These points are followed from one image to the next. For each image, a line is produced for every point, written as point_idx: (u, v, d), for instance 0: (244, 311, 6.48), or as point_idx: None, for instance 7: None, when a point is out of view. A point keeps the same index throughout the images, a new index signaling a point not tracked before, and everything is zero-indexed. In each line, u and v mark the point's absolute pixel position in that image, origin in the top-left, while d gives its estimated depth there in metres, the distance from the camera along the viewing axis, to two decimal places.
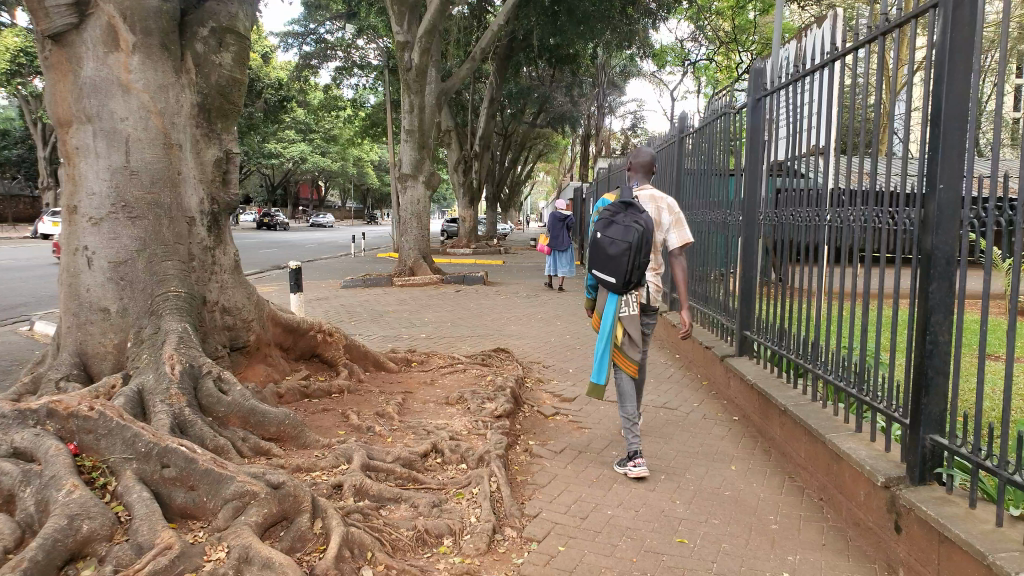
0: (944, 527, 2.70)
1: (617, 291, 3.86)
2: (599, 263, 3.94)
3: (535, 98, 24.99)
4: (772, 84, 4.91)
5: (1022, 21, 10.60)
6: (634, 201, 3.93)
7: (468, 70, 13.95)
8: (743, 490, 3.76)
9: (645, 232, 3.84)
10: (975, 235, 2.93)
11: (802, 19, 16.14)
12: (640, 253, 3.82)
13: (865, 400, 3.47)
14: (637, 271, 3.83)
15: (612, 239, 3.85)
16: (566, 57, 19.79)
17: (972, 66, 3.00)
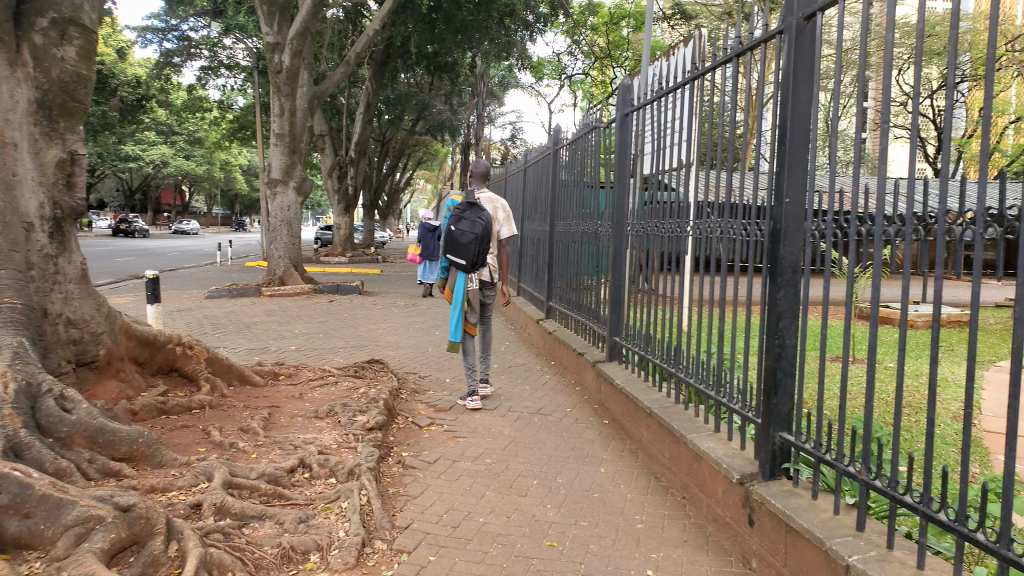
0: (790, 518, 2.91)
1: (467, 270, 5.22)
2: (451, 249, 5.27)
3: (414, 105, 24.95)
4: (638, 100, 5.15)
5: (852, 50, 11.68)
6: (476, 202, 5.34)
7: (342, 74, 13.76)
8: (611, 491, 3.88)
9: (486, 226, 5.28)
10: (817, 245, 3.19)
11: (668, 38, 16.96)
12: (483, 241, 5.23)
13: (722, 401, 3.69)
14: (481, 255, 5.28)
15: (463, 231, 5.22)
16: (446, 65, 19.94)
17: (814, 90, 3.26)
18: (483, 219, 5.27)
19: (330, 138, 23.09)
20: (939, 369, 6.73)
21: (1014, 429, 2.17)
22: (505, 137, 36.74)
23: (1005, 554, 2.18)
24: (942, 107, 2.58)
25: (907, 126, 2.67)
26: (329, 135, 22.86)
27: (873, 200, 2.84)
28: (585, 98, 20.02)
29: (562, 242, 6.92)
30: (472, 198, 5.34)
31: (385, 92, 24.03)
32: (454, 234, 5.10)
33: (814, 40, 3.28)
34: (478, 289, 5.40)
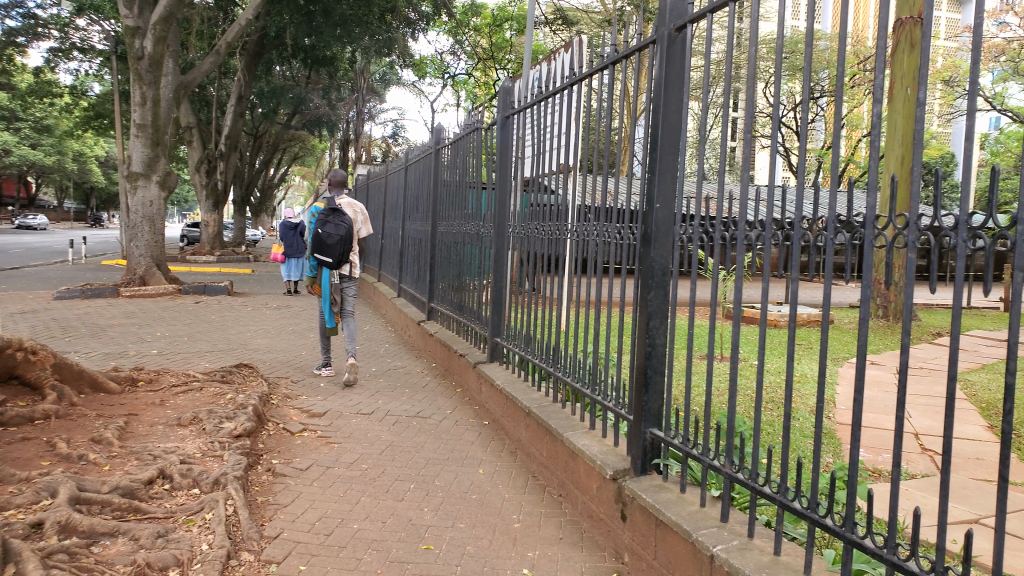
0: (659, 511, 3.01)
1: (333, 267, 5.99)
2: (319, 249, 6.04)
3: (290, 99, 24.18)
4: (519, 103, 5.20)
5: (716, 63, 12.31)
6: (339, 209, 6.11)
7: (212, 64, 13.16)
8: (489, 492, 3.89)
9: (348, 229, 6.05)
10: (686, 249, 3.32)
11: (550, 44, 17.27)
12: (346, 242, 6.01)
13: (597, 399, 3.79)
14: (345, 253, 6.09)
15: (328, 234, 5.99)
16: (325, 60, 19.44)
17: (684, 100, 3.39)
18: (346, 222, 6.08)
19: (196, 130, 22.04)
20: (797, 366, 7.19)
21: (858, 421, 2.33)
22: (388, 136, 36.26)
23: (849, 537, 2.35)
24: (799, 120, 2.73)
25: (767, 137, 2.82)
26: (196, 128, 21.79)
27: (738, 206, 3.00)
28: (469, 99, 20.08)
29: (444, 243, 6.90)
30: (334, 204, 6.12)
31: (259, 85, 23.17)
32: (321, 236, 5.87)
33: (684, 51, 3.42)
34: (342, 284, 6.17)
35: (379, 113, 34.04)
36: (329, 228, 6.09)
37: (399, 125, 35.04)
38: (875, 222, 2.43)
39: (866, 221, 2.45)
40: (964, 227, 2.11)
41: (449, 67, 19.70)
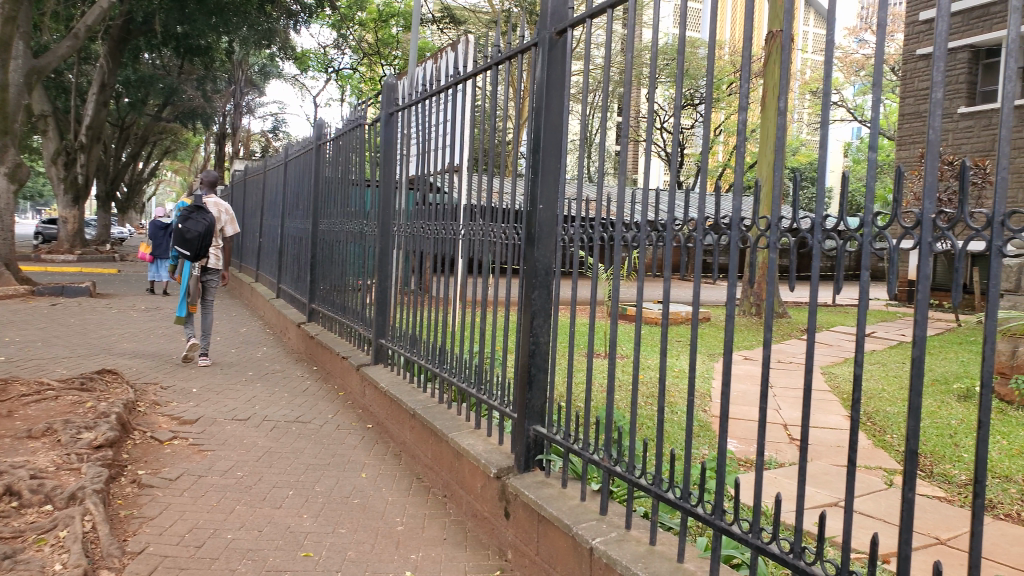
0: (542, 508, 3.05)
1: (191, 259, 6.59)
2: (180, 242, 6.63)
3: (161, 89, 22.90)
4: (404, 100, 5.15)
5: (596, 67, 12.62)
6: (203, 206, 6.70)
7: (70, 48, 12.29)
8: (371, 496, 3.83)
9: (209, 225, 6.65)
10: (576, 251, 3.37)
11: (437, 42, 17.15)
12: (205, 237, 6.62)
13: (483, 399, 3.81)
14: (203, 247, 6.71)
15: (189, 229, 6.58)
16: (199, 49, 18.57)
17: (565, 102, 3.45)
18: (206, 220, 6.68)
19: (52, 118, 20.46)
20: (673, 362, 7.48)
21: (725, 414, 2.44)
22: (268, 130, 35.01)
23: (718, 524, 2.45)
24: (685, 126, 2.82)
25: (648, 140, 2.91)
26: (53, 116, 20.23)
27: (617, 207, 3.08)
28: (355, 94, 19.71)
29: (326, 242, 6.75)
30: (198, 202, 6.70)
31: (125, 72, 21.81)
32: (180, 231, 6.46)
33: (565, 54, 3.48)
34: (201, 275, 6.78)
35: (261, 107, 32.74)
36: (191, 223, 6.68)
37: (282, 119, 33.85)
38: (740, 225, 2.58)
39: (733, 224, 2.59)
40: (819, 229, 2.26)
41: (333, 61, 19.22)
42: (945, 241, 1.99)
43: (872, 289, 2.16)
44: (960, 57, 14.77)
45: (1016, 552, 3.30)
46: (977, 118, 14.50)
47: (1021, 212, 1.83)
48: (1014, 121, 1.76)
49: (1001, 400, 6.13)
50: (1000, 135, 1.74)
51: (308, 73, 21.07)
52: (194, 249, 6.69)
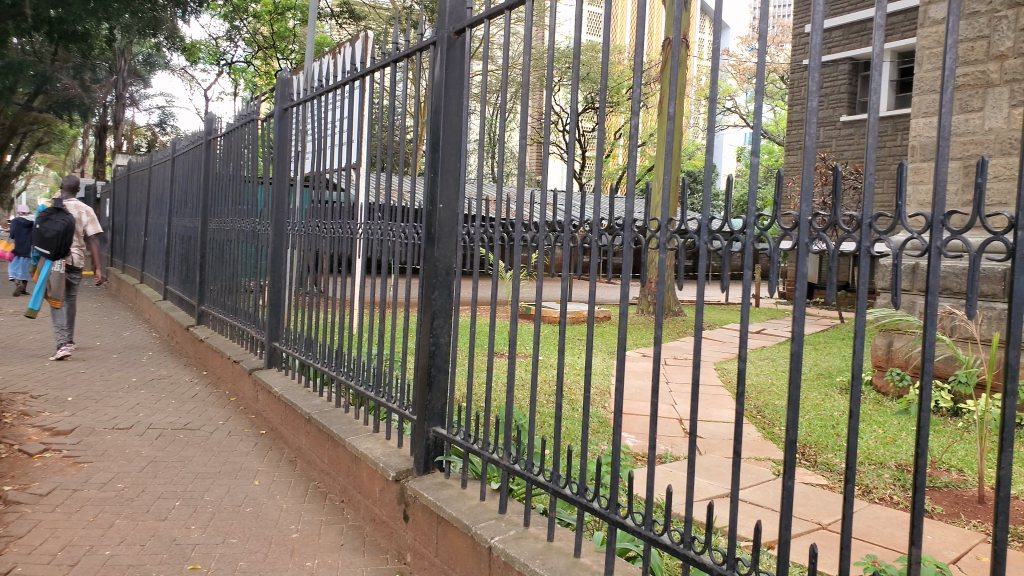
0: (441, 509, 3.03)
1: (51, 258, 6.76)
2: (39, 241, 6.79)
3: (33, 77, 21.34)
4: (299, 96, 5.01)
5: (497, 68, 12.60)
6: (62, 207, 6.88)
7: None
8: (264, 503, 3.70)
9: (69, 225, 6.84)
10: (481, 251, 3.34)
11: (336, 37, 16.75)
12: (65, 236, 6.80)
13: (382, 402, 3.74)
14: (64, 247, 6.87)
15: (48, 228, 6.75)
16: (76, 35, 17.41)
17: (463, 101, 3.44)
18: (66, 220, 6.84)
19: None
20: (571, 360, 7.61)
21: (618, 409, 2.50)
22: (155, 124, 33.28)
23: (613, 517, 2.49)
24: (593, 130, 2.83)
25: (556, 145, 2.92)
26: None
27: (517, 207, 3.09)
28: (249, 88, 18.97)
29: (216, 241, 6.50)
30: (58, 203, 6.88)
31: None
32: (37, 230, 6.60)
33: (464, 55, 3.46)
34: (62, 273, 6.95)
35: (148, 99, 31.11)
36: (51, 223, 6.85)
37: (171, 112, 32.28)
38: (632, 226, 2.64)
39: (626, 225, 2.66)
40: (705, 229, 2.34)
41: (226, 53, 18.44)
42: (819, 242, 2.11)
43: (754, 288, 2.26)
44: (840, 69, 15.60)
45: (887, 532, 3.54)
46: (856, 126, 15.44)
47: (885, 216, 1.95)
48: (879, 131, 1.87)
49: (877, 391, 6.55)
50: (867, 144, 1.86)
51: (199, 65, 20.17)
52: (54, 249, 6.85)
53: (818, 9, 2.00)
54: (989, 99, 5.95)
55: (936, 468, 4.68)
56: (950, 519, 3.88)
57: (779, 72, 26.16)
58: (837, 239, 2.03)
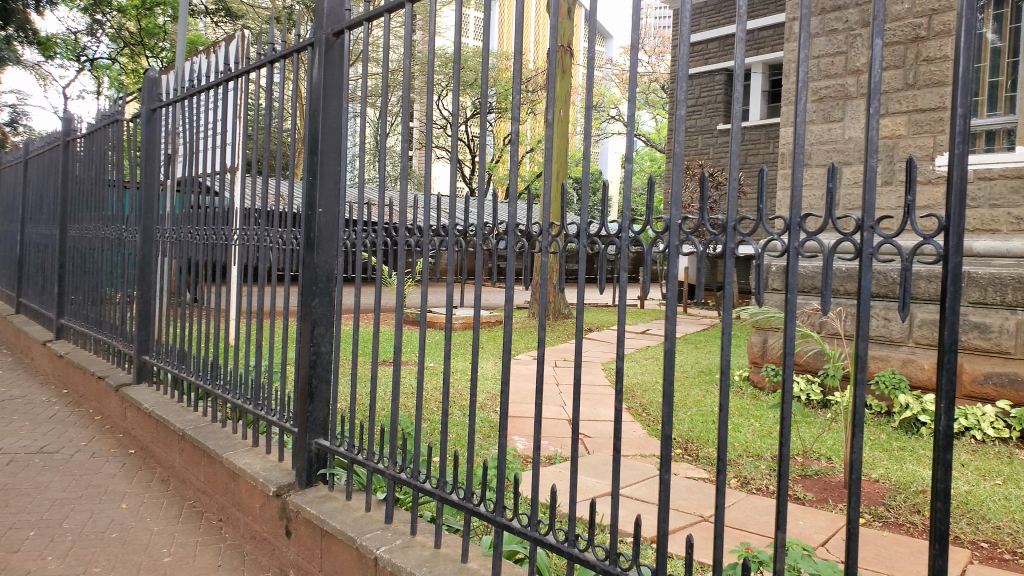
0: (324, 522, 2.95)
1: None
2: None
3: None
4: (169, 96, 4.76)
5: None
6: None
7: None
8: (133, 527, 3.50)
9: None
10: (367, 256, 3.25)
11: (210, 36, 15.97)
12: None
13: (261, 414, 3.60)
14: None
15: None
16: None
17: (343, 104, 3.35)
18: None
19: None
20: (459, 365, 7.60)
21: (502, 413, 2.50)
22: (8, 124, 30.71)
23: (500, 520, 2.48)
24: (478, 135, 2.80)
25: (443, 149, 2.88)
26: None
27: (400, 212, 3.03)
28: (114, 88, 17.78)
29: (76, 249, 6.10)
30: None
31: None
32: None
33: (343, 57, 3.37)
34: None
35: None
36: None
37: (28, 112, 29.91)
38: (516, 230, 2.66)
39: (509, 229, 2.66)
40: (583, 232, 2.39)
41: (86, 49, 16.81)
42: (688, 244, 2.17)
43: (630, 291, 2.32)
44: (718, 79, 16.52)
45: (762, 520, 3.72)
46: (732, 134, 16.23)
47: (747, 219, 2.03)
48: (742, 140, 1.95)
49: (754, 386, 6.89)
50: (730, 149, 1.92)
51: (57, 62, 18.76)
52: None
53: (686, 22, 2.06)
54: (848, 110, 6.41)
55: (807, 457, 4.96)
56: (819, 505, 4.12)
57: (659, 81, 27.19)
58: (705, 241, 2.10)
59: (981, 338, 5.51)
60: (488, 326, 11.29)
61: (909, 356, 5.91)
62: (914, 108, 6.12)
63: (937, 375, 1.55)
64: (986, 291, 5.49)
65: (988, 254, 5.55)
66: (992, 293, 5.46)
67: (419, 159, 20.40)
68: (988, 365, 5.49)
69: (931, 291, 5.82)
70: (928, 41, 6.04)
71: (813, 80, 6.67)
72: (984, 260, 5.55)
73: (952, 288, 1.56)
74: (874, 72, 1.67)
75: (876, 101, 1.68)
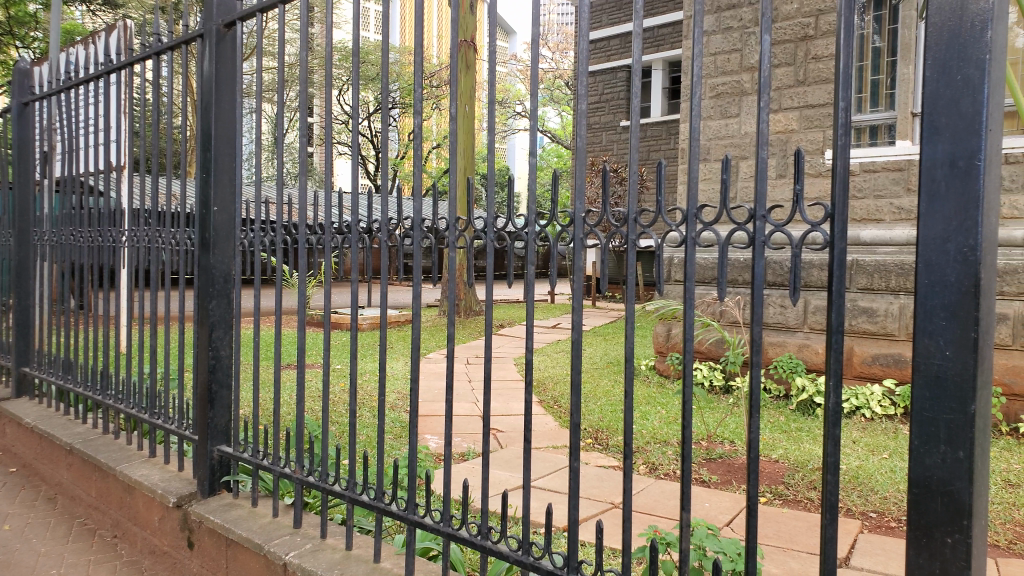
0: (229, 531, 2.84)
1: None
2: None
3: None
4: (42, 90, 4.46)
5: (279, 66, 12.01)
6: None
7: None
8: (18, 549, 3.29)
9: None
10: (267, 256, 3.12)
11: (89, 26, 15.01)
12: None
13: (157, 424, 3.42)
14: None
15: None
16: None
17: (237, 99, 3.21)
18: None
19: None
20: (367, 365, 7.48)
21: (414, 409, 2.46)
22: None
23: (412, 518, 2.44)
24: (381, 130, 2.73)
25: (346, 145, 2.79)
26: None
27: (300, 209, 2.92)
28: None
29: None
30: None
31: None
32: None
33: (235, 51, 3.22)
34: None
35: None
36: None
37: None
38: (422, 226, 2.62)
39: (415, 226, 2.62)
40: (490, 227, 2.37)
41: None
42: (592, 238, 2.19)
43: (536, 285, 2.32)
44: (619, 76, 16.92)
45: (670, 504, 3.83)
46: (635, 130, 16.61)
47: (646, 211, 2.07)
48: (642, 134, 1.97)
49: (660, 375, 7.09)
50: (629, 145, 1.95)
51: None
52: None
53: (585, 19, 2.07)
54: (743, 106, 6.68)
55: (712, 441, 5.15)
56: (724, 486, 4.28)
57: (563, 78, 27.48)
58: (608, 235, 2.12)
59: (868, 322, 5.86)
60: (397, 325, 11.16)
61: (805, 341, 6.23)
62: (804, 104, 6.44)
63: (826, 355, 1.63)
64: (873, 278, 5.86)
65: (872, 244, 5.92)
66: (878, 280, 5.83)
67: (320, 157, 19.89)
68: (875, 347, 5.84)
69: (822, 279, 6.15)
70: (815, 40, 6.38)
71: (710, 77, 6.91)
72: (870, 248, 5.93)
73: (837, 274, 1.63)
74: (764, 68, 1.72)
75: (766, 97, 1.74)
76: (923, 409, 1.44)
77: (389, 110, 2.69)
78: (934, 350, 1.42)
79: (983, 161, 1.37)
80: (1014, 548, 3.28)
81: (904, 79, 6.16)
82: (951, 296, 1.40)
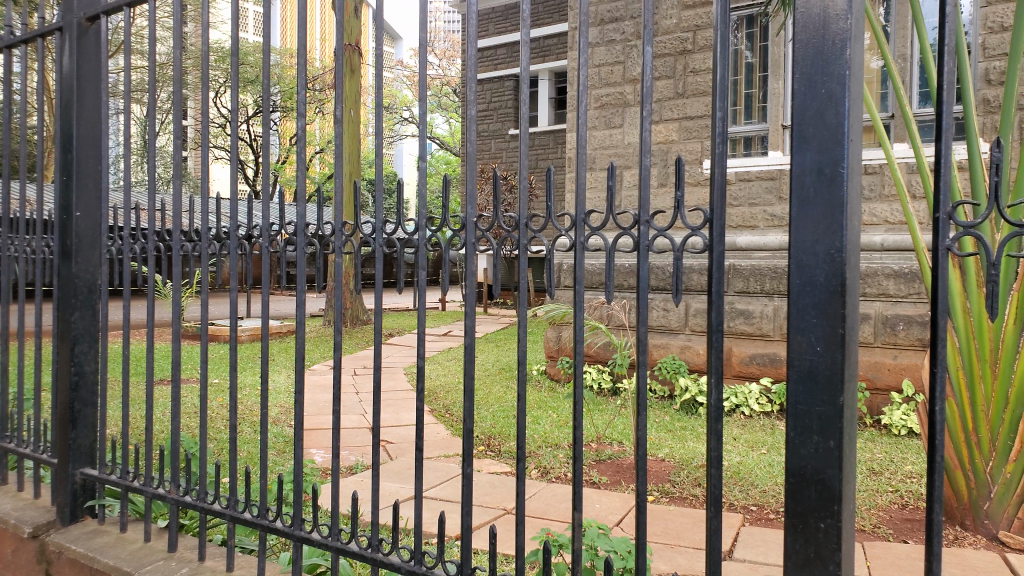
0: (93, 560, 2.63)
1: None
2: None
3: None
4: None
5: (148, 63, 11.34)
6: None
7: None
8: None
9: None
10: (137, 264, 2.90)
11: None
12: None
13: (9, 448, 3.12)
14: None
15: None
16: None
17: (102, 96, 2.98)
18: None
19: None
20: (248, 379, 7.15)
21: (298, 422, 2.34)
22: None
23: (297, 534, 2.33)
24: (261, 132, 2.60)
25: (224, 147, 2.64)
26: None
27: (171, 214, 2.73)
28: None
29: None
30: None
31: None
32: None
33: (99, 46, 2.98)
34: None
35: None
36: None
37: None
38: (305, 232, 2.48)
39: (298, 231, 2.50)
40: (379, 233, 2.29)
41: None
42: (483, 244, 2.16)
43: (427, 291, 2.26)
44: (507, 85, 17.10)
45: (561, 507, 3.86)
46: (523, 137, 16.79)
47: (536, 216, 2.06)
48: (531, 140, 1.97)
49: (551, 379, 7.18)
50: (519, 152, 1.94)
51: None
52: None
53: (472, 23, 2.05)
54: (627, 117, 6.92)
55: (601, 442, 5.25)
56: (613, 487, 4.37)
57: (450, 84, 27.42)
58: (499, 240, 2.10)
59: (745, 324, 6.16)
60: (279, 336, 10.76)
61: (687, 343, 6.47)
62: (684, 115, 6.72)
63: (708, 354, 1.68)
64: (748, 281, 6.15)
65: (748, 248, 6.28)
66: (754, 283, 6.13)
67: (195, 160, 18.95)
68: (752, 347, 6.14)
69: (702, 283, 6.41)
70: (693, 54, 6.67)
71: (595, 88, 7.09)
72: (746, 253, 6.28)
73: (717, 276, 1.68)
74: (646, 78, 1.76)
75: (648, 106, 1.78)
76: (797, 403, 1.51)
77: (269, 112, 2.55)
78: (805, 346, 1.49)
79: (846, 168, 1.45)
80: (879, 531, 3.52)
81: (774, 93, 6.51)
82: (821, 295, 1.47)
